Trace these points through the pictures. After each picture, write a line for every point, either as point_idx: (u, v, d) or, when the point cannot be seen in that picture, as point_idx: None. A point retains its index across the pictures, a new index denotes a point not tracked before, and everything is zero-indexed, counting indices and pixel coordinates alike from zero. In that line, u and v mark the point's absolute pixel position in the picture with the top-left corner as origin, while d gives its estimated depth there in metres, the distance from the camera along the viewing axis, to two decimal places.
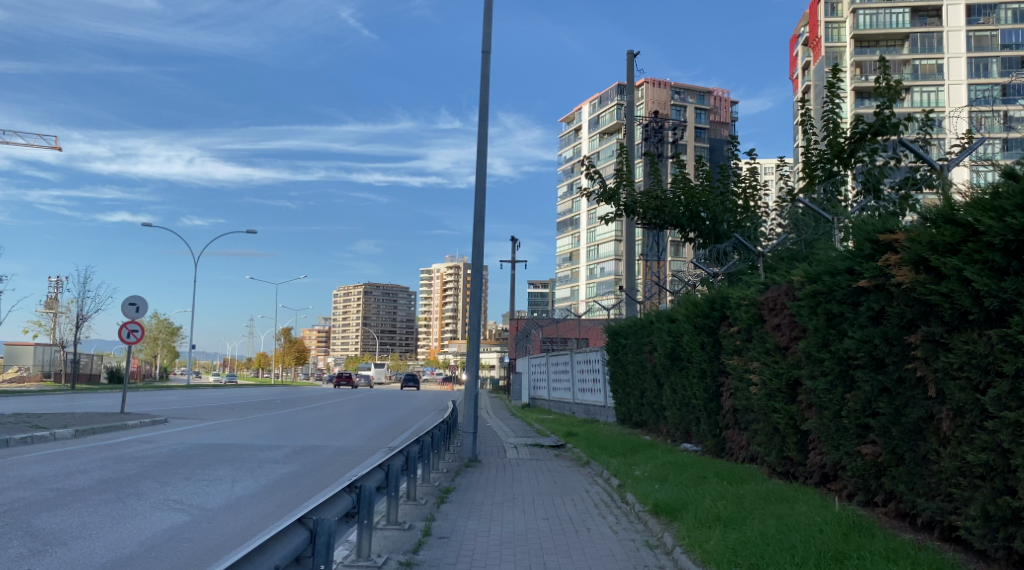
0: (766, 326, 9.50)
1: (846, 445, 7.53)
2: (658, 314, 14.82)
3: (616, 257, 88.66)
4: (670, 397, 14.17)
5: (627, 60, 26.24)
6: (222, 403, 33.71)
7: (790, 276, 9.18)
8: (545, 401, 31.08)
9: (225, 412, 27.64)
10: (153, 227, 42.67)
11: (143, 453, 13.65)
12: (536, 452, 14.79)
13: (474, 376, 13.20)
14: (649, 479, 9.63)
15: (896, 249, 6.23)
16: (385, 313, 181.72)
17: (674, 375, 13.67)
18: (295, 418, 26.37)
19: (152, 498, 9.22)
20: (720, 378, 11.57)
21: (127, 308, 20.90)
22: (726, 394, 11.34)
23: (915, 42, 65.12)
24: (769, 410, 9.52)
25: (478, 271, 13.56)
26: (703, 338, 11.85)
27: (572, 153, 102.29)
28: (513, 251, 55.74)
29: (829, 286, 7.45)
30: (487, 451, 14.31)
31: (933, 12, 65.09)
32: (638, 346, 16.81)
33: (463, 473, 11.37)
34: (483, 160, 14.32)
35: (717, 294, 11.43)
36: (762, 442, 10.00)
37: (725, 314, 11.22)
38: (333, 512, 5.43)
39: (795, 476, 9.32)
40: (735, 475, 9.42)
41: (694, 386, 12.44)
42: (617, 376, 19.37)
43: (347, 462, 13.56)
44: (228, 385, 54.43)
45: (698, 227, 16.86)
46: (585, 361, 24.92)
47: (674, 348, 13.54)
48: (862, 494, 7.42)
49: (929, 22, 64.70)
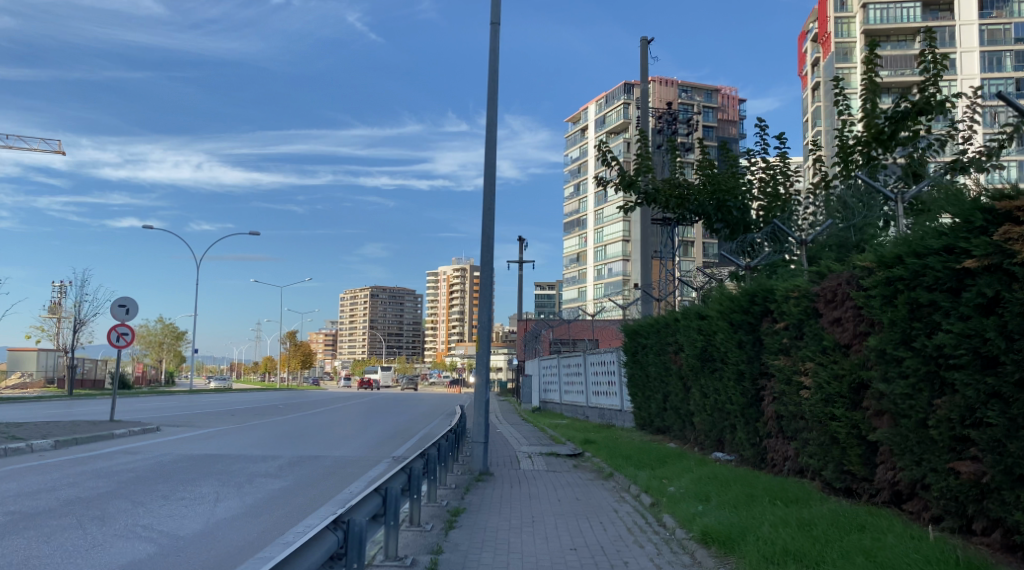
0: (822, 321, 8.28)
1: (933, 463, 6.33)
2: (685, 312, 13.70)
3: (624, 257, 87.54)
4: (699, 402, 12.96)
5: (640, 48, 24.96)
6: (223, 409, 32.53)
7: (851, 262, 7.95)
8: (557, 405, 29.82)
9: (223, 418, 26.48)
10: (153, 229, 41.55)
11: (124, 467, 12.44)
12: (552, 462, 13.58)
13: (483, 382, 11.98)
14: (689, 498, 8.41)
15: (1020, 219, 5.12)
16: (391, 316, 180.56)
17: (704, 377, 12.46)
18: (297, 424, 25.21)
19: (119, 524, 8.02)
20: (761, 381, 10.34)
21: (116, 310, 19.70)
22: (769, 399, 10.14)
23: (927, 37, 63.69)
24: (825, 418, 8.30)
25: (489, 266, 12.36)
26: (742, 337, 10.64)
27: (578, 153, 100.99)
28: (519, 252, 54.34)
29: (914, 272, 6.26)
30: (499, 462, 13.09)
31: (944, 6, 64.12)
32: (660, 347, 15.58)
33: (473, 490, 10.18)
34: (493, 141, 13.16)
35: (758, 287, 10.15)
36: (814, 454, 8.81)
37: (768, 309, 9.96)
38: (307, 564, 4.18)
39: (857, 494, 8.13)
40: (786, 493, 8.20)
41: (730, 390, 11.23)
42: (635, 379, 18.17)
43: (346, 476, 12.35)
44: (231, 393, 53.20)
45: (725, 217, 15.64)
46: (599, 363, 23.68)
47: (705, 348, 12.29)
48: (952, 519, 6.24)
49: (941, 16, 63.37)
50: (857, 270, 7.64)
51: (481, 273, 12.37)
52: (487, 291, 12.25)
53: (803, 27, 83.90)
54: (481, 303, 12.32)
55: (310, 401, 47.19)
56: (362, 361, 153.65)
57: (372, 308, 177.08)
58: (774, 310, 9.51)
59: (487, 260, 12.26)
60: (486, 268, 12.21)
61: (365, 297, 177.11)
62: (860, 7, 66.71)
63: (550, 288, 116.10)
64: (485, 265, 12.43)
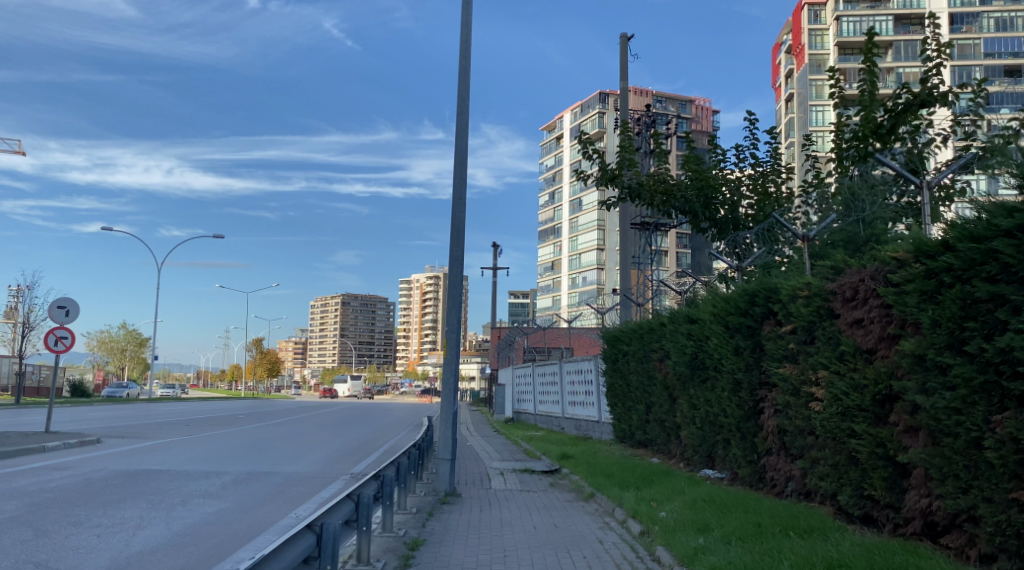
0: (839, 323, 7.21)
1: (986, 492, 5.29)
2: (672, 315, 12.58)
3: (598, 266, 86.82)
4: (688, 414, 11.86)
5: (620, 45, 23.97)
6: (179, 419, 30.77)
7: (875, 255, 6.87)
8: (531, 415, 28.66)
9: (177, 429, 24.92)
10: (111, 232, 39.64)
11: (44, 485, 11.04)
12: (526, 480, 12.38)
13: (451, 391, 10.76)
14: (685, 528, 7.28)
15: None
16: (363, 325, 178.30)
17: (694, 387, 11.36)
18: (256, 435, 23.74)
19: (7, 561, 6.70)
20: (761, 392, 9.24)
21: (55, 311, 18.17)
22: (770, 412, 9.07)
23: (900, 50, 63.76)
24: (842, 435, 7.21)
25: (459, 262, 11.15)
26: (739, 342, 9.55)
27: (553, 162, 100.22)
28: (494, 259, 53.16)
29: (970, 262, 5.27)
30: (467, 480, 11.87)
31: (915, 20, 64.31)
32: (643, 354, 14.48)
33: (437, 516, 8.98)
34: (464, 126, 12.05)
35: (759, 285, 9.05)
36: (826, 474, 7.73)
37: (772, 311, 8.84)
38: None
39: (879, 523, 7.04)
40: (799, 523, 7.09)
41: (724, 401, 10.15)
42: (615, 389, 17.07)
43: (296, 495, 11.07)
44: (195, 403, 51.34)
45: (713, 216, 14.62)
46: (575, 372, 22.56)
47: (696, 354, 11.12)
48: (1011, 561, 5.17)
49: (912, 30, 63.54)
50: (886, 262, 6.56)
51: (450, 271, 11.15)
52: (456, 290, 11.03)
53: (777, 39, 83.97)
54: (450, 302, 11.09)
55: (277, 410, 45.82)
56: (333, 370, 151.40)
57: (343, 316, 174.71)
58: (779, 310, 8.41)
59: (456, 256, 11.04)
60: (455, 265, 10.99)
61: (336, 305, 174.68)
62: (833, 20, 66.83)
63: (524, 297, 115.03)
64: (454, 261, 11.21)
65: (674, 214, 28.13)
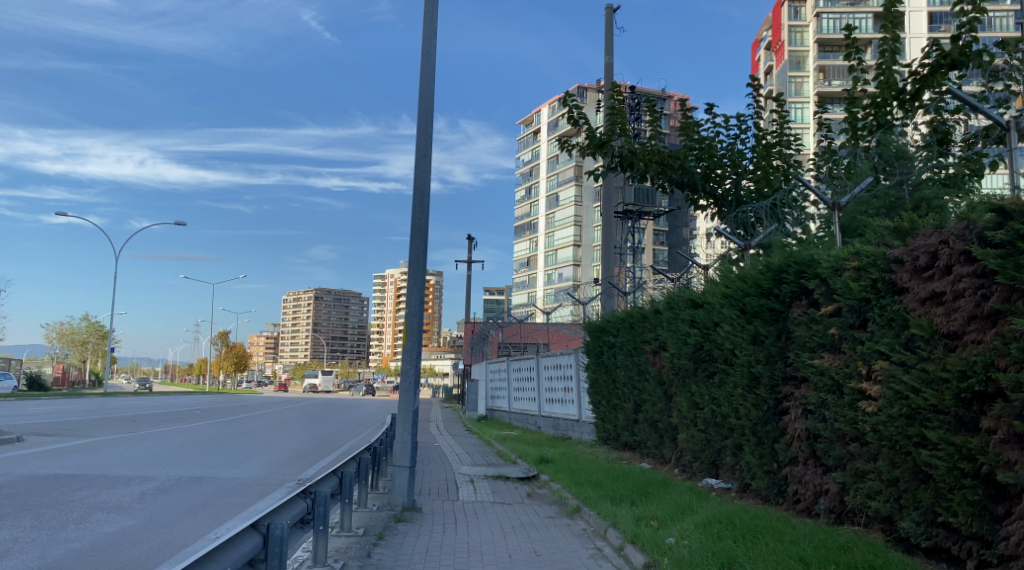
0: (906, 301, 5.61)
1: None
2: (667, 302, 10.96)
3: (575, 262, 85.35)
4: (687, 415, 10.27)
5: (604, 17, 22.33)
6: (130, 414, 28.78)
7: (960, 211, 5.27)
8: (506, 413, 27.02)
9: (124, 425, 23.04)
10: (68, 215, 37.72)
11: None
12: (500, 489, 10.69)
13: (411, 385, 9.00)
14: (703, 563, 5.67)
15: None
16: (335, 320, 175.50)
17: (696, 383, 9.74)
18: (207, 433, 21.85)
19: None
20: (786, 389, 7.64)
21: None
22: (798, 413, 7.47)
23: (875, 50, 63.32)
24: (907, 444, 5.59)
25: (423, 232, 9.36)
26: (758, 329, 7.94)
27: (530, 157, 98.59)
28: (468, 253, 51.44)
29: None
30: (429, 490, 10.15)
31: None
32: (632, 347, 12.88)
33: (390, 538, 7.28)
34: (428, 76, 10.39)
35: (788, 259, 7.42)
36: (877, 492, 6.13)
37: (805, 289, 7.22)
38: None
39: (955, 560, 5.42)
40: (854, 558, 5.45)
41: (736, 399, 8.56)
42: (599, 386, 15.44)
43: (225, 508, 9.31)
44: (157, 397, 49.28)
45: (713, 191, 13.02)
46: (553, 367, 20.95)
47: (701, 345, 9.48)
48: None
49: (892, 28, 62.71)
50: (980, 216, 4.97)
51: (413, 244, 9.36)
52: (419, 266, 9.26)
53: (755, 37, 83.23)
54: (411, 281, 9.30)
55: (242, 405, 43.99)
56: (305, 366, 148.75)
57: (316, 312, 171.76)
58: (818, 288, 6.78)
59: (420, 227, 9.27)
60: (418, 237, 9.21)
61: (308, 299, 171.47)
62: (812, 16, 65.81)
63: (499, 294, 113.34)
64: (418, 232, 9.43)
65: (657, 204, 26.65)
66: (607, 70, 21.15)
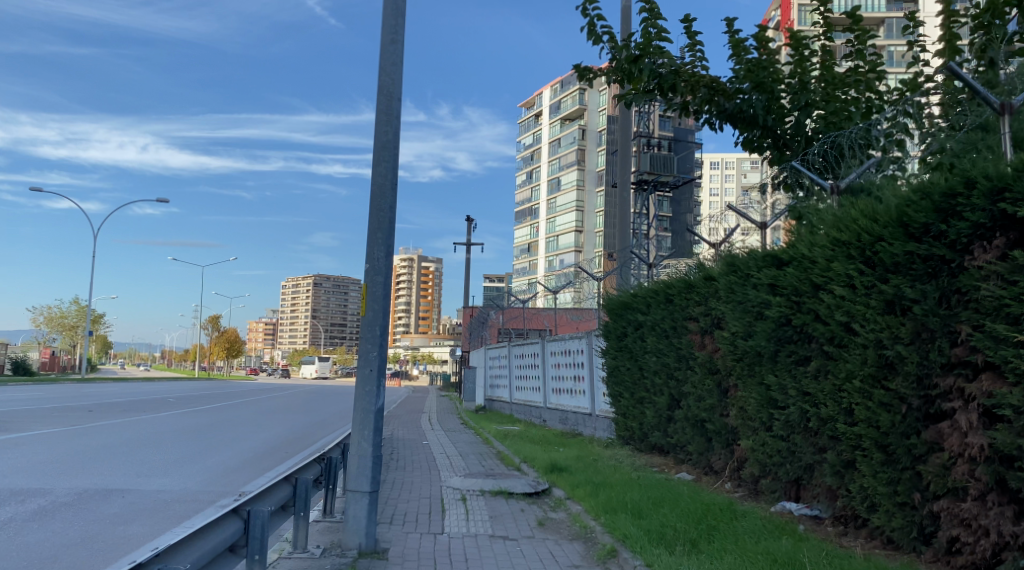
0: None
1: None
2: (723, 265, 8.20)
3: (576, 248, 82.56)
4: (755, 416, 7.53)
5: None
6: (89, 403, 25.69)
7: None
8: (506, 405, 24.29)
9: (71, 416, 20.03)
10: (45, 194, 36.30)
11: None
12: (501, 513, 7.97)
13: (372, 374, 6.17)
14: None
15: None
16: (333, 306, 172.56)
17: (776, 371, 6.95)
18: (163, 425, 18.92)
19: None
20: (948, 384, 4.92)
21: None
22: (972, 422, 4.76)
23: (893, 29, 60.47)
24: None
25: (390, 152, 6.39)
26: (902, 289, 5.16)
27: (531, 140, 95.62)
28: (466, 237, 48.75)
29: None
30: (403, 518, 7.44)
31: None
32: (670, 327, 10.14)
33: None
34: None
35: (966, 176, 4.69)
36: None
37: (1003, 221, 4.53)
38: None
39: None
40: None
41: (848, 398, 5.82)
42: (621, 374, 12.70)
43: (113, 547, 6.57)
44: (137, 383, 46.42)
45: (774, 125, 10.20)
46: (561, 353, 18.21)
47: (789, 320, 6.70)
48: None
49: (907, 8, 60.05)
50: None
51: (377, 171, 6.44)
52: (383, 204, 6.35)
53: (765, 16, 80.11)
54: (371, 226, 6.34)
55: (224, 393, 40.87)
56: (302, 352, 145.99)
57: (313, 298, 168.93)
58: None
59: (388, 146, 6.38)
60: (386, 159, 6.36)
61: (305, 285, 168.35)
62: None
63: (498, 281, 110.61)
64: (384, 155, 6.50)
65: (673, 172, 23.99)
66: (626, 11, 18.22)
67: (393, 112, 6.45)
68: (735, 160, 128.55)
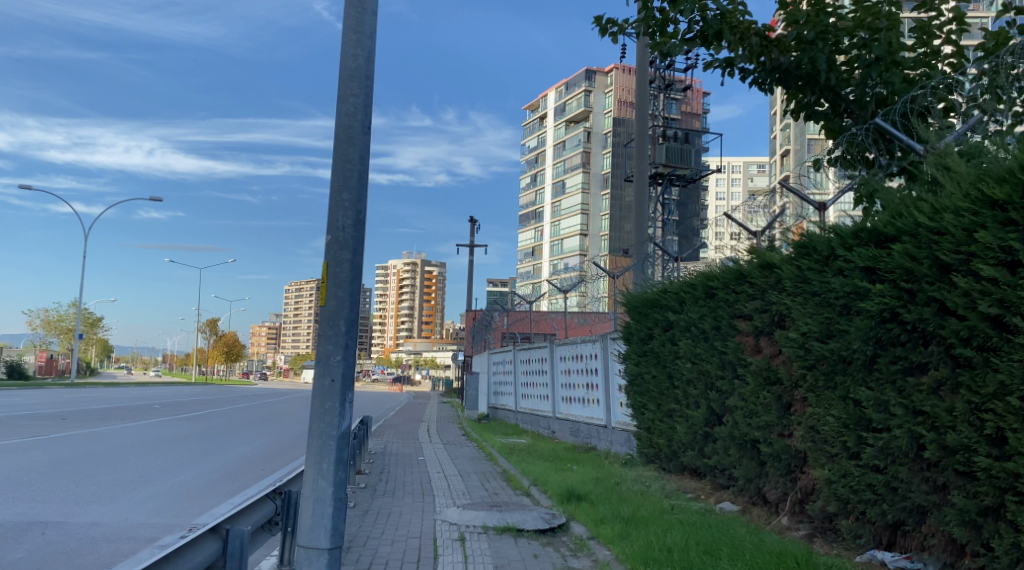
0: None
1: None
2: (790, 248, 6.53)
3: (582, 251, 80.94)
4: (837, 441, 5.85)
5: None
6: (70, 409, 24.08)
7: None
8: (512, 414, 22.61)
9: (40, 424, 18.41)
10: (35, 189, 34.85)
11: None
12: (508, 559, 6.27)
13: (334, 387, 4.52)
14: None
15: None
16: None
17: (873, 384, 5.27)
18: (138, 435, 17.28)
19: None
20: None
21: None
22: None
23: None
24: None
25: (361, 84, 4.74)
26: None
27: (536, 142, 93.99)
28: (470, 238, 47.13)
29: None
30: None
31: None
32: (711, 327, 8.47)
33: None
34: None
35: None
36: None
37: None
38: None
39: None
40: None
41: (999, 423, 4.16)
42: (644, 382, 11.02)
43: None
44: (131, 388, 44.91)
45: (832, 86, 8.48)
46: (572, 358, 16.51)
47: (897, 315, 5.03)
48: None
49: None
50: None
51: (341, 109, 4.77)
52: (351, 152, 4.70)
53: None
54: (334, 183, 4.69)
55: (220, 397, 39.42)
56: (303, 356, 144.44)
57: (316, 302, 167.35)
58: None
59: (357, 77, 4.72)
60: (353, 93, 4.70)
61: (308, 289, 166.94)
62: None
63: (501, 285, 108.93)
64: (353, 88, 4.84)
65: (691, 165, 22.24)
66: None
67: (365, 29, 4.80)
68: (741, 163, 126.66)
